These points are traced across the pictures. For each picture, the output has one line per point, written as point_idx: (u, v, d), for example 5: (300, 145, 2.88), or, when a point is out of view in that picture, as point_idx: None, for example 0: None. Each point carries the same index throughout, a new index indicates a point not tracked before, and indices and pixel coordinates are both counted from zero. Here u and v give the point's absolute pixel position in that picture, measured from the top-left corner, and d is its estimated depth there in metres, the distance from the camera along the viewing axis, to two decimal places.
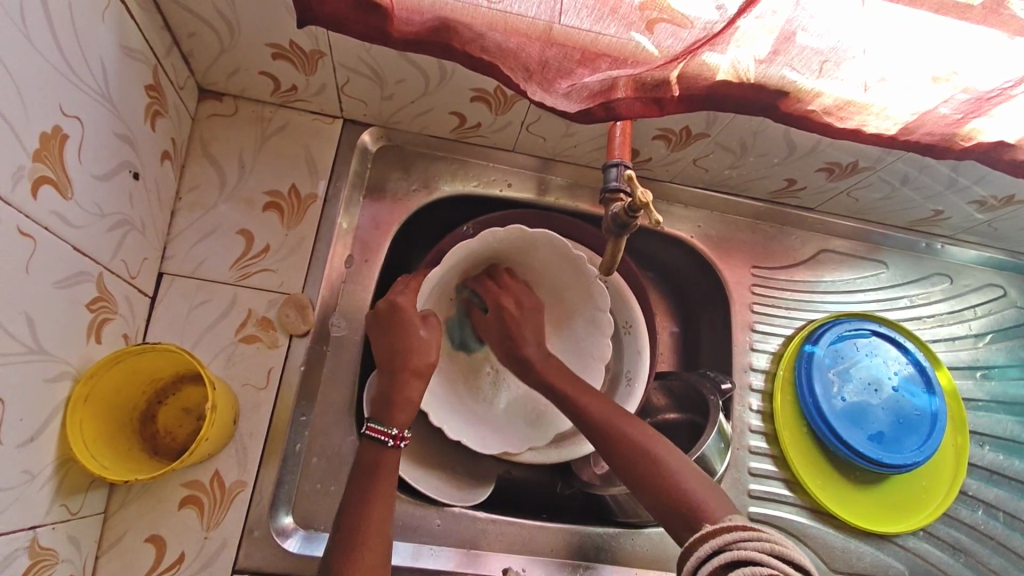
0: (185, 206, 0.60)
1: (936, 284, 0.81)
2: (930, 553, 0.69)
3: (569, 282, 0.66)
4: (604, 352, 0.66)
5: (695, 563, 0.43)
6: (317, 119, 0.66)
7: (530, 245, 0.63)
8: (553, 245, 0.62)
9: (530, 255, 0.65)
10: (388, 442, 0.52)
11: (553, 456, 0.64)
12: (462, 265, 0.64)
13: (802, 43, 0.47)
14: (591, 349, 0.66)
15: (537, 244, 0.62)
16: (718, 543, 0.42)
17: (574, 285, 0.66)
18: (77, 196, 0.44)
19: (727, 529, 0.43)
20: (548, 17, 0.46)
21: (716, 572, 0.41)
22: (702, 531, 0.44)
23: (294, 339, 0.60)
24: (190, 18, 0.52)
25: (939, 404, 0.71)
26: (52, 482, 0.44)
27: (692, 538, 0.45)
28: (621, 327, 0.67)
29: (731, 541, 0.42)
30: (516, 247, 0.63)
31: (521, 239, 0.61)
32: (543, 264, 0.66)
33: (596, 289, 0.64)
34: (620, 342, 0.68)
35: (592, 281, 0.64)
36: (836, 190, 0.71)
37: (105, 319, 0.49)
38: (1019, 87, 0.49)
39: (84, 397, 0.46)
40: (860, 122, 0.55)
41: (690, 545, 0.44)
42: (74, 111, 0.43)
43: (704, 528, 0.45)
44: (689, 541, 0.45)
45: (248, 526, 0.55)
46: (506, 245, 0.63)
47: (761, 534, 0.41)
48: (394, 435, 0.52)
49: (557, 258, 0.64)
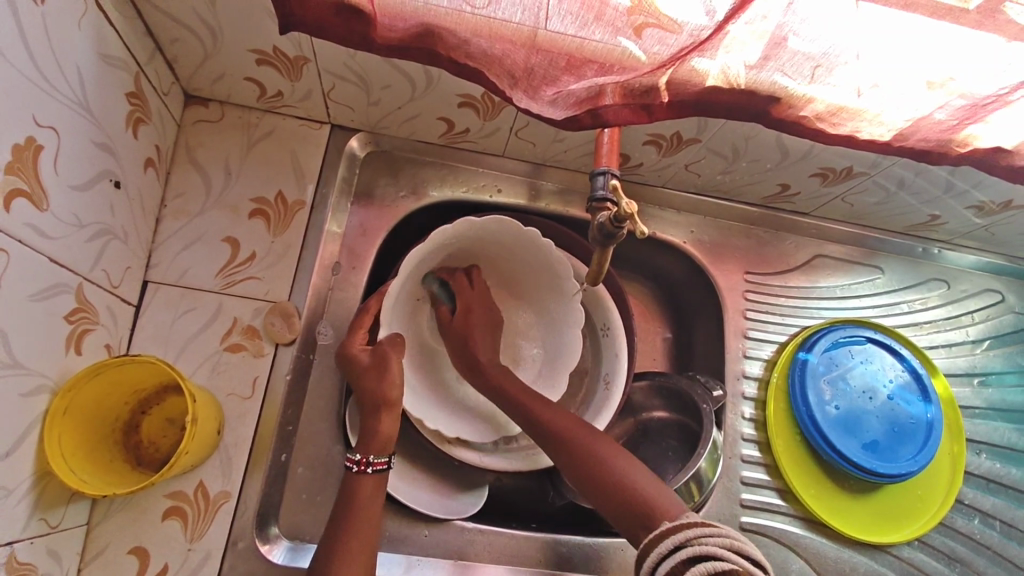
0: (170, 213, 0.59)
1: (933, 289, 0.80)
2: (925, 563, 0.68)
3: (535, 260, 0.64)
4: (576, 316, 0.64)
5: (657, 560, 0.43)
6: (304, 124, 0.66)
7: (488, 235, 0.61)
8: (509, 230, 0.60)
9: (492, 243, 0.63)
10: (353, 468, 0.53)
11: (529, 462, 0.62)
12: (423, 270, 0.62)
13: (792, 48, 0.46)
14: (569, 318, 0.65)
15: (493, 232, 0.61)
16: (680, 538, 0.43)
17: (539, 262, 0.64)
18: (53, 206, 0.44)
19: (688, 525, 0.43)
20: (532, 22, 0.45)
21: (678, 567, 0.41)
22: (661, 528, 0.45)
23: (280, 347, 0.59)
24: (172, 24, 0.51)
25: (934, 412, 0.70)
26: (30, 496, 0.44)
27: (650, 536, 0.45)
28: (599, 329, 0.66)
29: (691, 537, 0.42)
30: (469, 238, 0.61)
31: (474, 231, 0.60)
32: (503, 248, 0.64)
33: (561, 267, 0.62)
34: (598, 344, 0.67)
35: (550, 252, 0.61)
36: (831, 195, 0.70)
37: (86, 330, 0.49)
38: (1015, 93, 0.48)
39: (63, 409, 0.45)
40: (853, 128, 0.54)
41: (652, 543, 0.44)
42: (49, 121, 0.42)
43: (663, 525, 0.45)
44: (647, 540, 0.45)
45: (232, 538, 0.54)
46: (466, 240, 0.62)
47: (720, 530, 0.42)
48: (357, 461, 0.53)
49: (512, 241, 0.62)
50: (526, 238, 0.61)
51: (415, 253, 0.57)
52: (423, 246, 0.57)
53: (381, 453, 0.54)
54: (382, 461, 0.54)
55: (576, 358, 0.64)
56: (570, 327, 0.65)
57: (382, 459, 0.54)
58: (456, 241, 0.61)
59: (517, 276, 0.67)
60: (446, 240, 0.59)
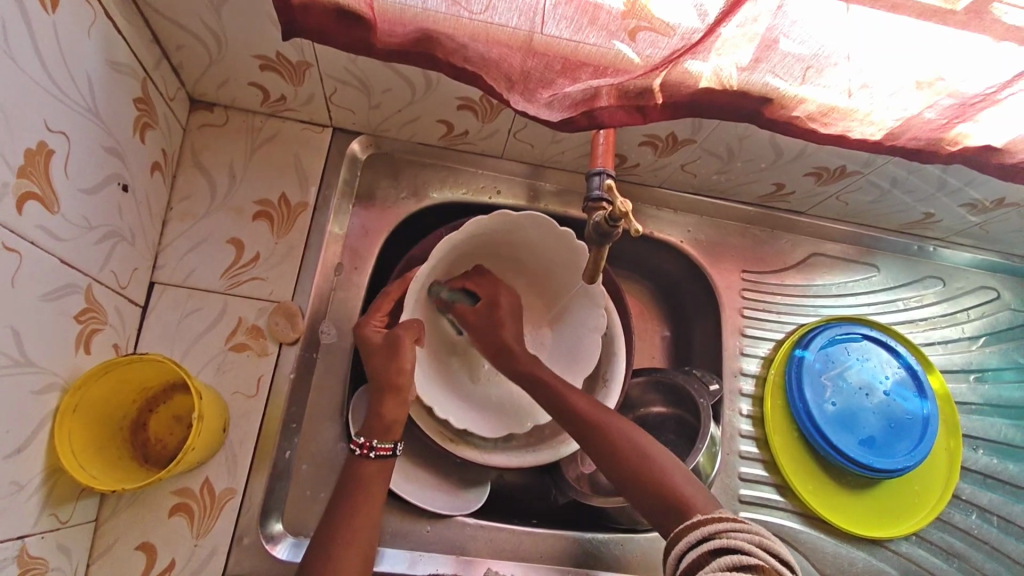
0: (176, 216, 0.61)
1: (929, 287, 0.81)
2: (924, 558, 0.69)
3: (565, 260, 0.63)
4: (598, 321, 0.64)
5: (684, 548, 0.44)
6: (307, 128, 0.67)
7: (522, 230, 0.60)
8: (540, 226, 0.59)
9: (523, 239, 0.63)
10: (355, 450, 0.54)
11: (528, 461, 0.63)
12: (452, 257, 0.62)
13: (783, 50, 0.47)
14: (588, 324, 0.65)
15: (524, 228, 0.60)
16: (709, 531, 0.44)
17: (568, 262, 0.63)
18: (63, 209, 0.45)
19: (716, 519, 0.45)
20: (529, 27, 0.46)
21: (702, 557, 0.43)
22: (693, 522, 0.46)
23: (284, 347, 0.60)
24: (178, 31, 0.53)
25: (930, 408, 0.71)
26: (42, 491, 0.45)
27: (682, 527, 0.46)
28: None
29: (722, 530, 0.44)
30: (502, 232, 0.61)
31: (504, 224, 0.59)
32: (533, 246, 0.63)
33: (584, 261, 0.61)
34: None
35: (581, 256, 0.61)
36: (825, 194, 0.72)
37: (95, 330, 0.50)
38: (1003, 92, 0.49)
39: (73, 407, 0.47)
40: (844, 128, 0.55)
41: (678, 536, 0.46)
42: (59, 126, 0.43)
43: (697, 518, 0.46)
44: (679, 530, 0.46)
45: (238, 534, 0.55)
46: (499, 232, 0.61)
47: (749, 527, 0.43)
48: (360, 444, 0.54)
49: (545, 240, 0.62)
50: (559, 237, 0.60)
51: (452, 236, 0.57)
52: (460, 232, 0.57)
53: (385, 439, 0.54)
54: (386, 446, 0.54)
55: (593, 361, 0.64)
56: (588, 331, 0.65)
57: (387, 445, 0.54)
58: (488, 232, 0.60)
59: (546, 272, 0.66)
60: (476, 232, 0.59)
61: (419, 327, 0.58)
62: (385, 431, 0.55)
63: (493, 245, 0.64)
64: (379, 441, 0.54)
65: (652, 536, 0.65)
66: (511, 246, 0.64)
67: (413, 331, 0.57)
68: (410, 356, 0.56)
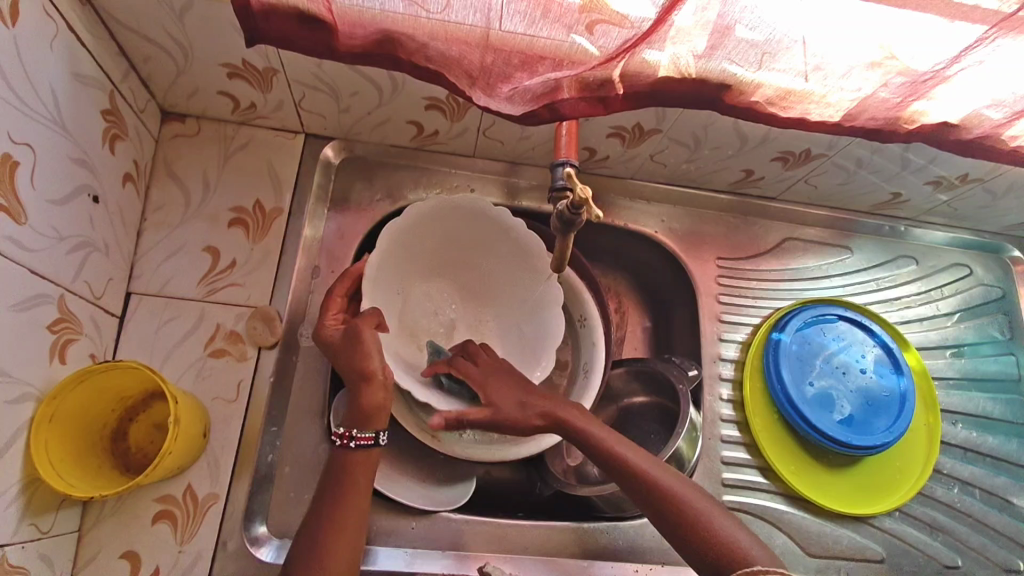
0: (151, 226, 0.61)
1: (903, 266, 0.82)
2: (908, 534, 0.70)
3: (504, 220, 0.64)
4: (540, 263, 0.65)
5: None
6: (279, 134, 0.68)
7: (463, 219, 0.65)
8: (476, 208, 0.64)
9: (463, 226, 0.65)
10: (335, 441, 0.54)
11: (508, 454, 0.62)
12: (402, 257, 0.64)
13: (738, 37, 0.48)
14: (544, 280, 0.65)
15: (466, 214, 0.65)
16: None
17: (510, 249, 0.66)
18: (32, 220, 0.46)
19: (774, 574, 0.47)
20: (484, 24, 0.47)
21: None
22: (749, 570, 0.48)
23: (263, 351, 0.61)
24: (144, 43, 0.53)
25: (907, 384, 0.72)
26: (20, 501, 0.45)
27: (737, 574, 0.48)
28: (576, 320, 0.68)
29: None
30: (441, 226, 0.65)
31: (445, 210, 0.64)
32: (470, 240, 0.67)
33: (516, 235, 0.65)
34: (576, 335, 0.68)
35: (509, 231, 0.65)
36: (794, 178, 0.73)
37: (70, 340, 0.50)
38: (952, 68, 0.50)
39: (50, 416, 0.47)
40: (803, 111, 0.55)
41: None
42: (23, 138, 0.44)
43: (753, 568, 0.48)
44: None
45: (223, 538, 0.55)
46: (434, 231, 0.65)
47: None
48: (340, 434, 0.54)
49: (477, 229, 0.66)
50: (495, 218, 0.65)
51: (395, 222, 0.61)
52: (401, 219, 0.61)
53: (365, 428, 0.54)
54: (366, 436, 0.54)
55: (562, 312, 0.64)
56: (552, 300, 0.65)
57: (366, 435, 0.54)
58: (427, 226, 0.64)
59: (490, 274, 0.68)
60: (420, 216, 0.62)
61: (378, 313, 0.57)
62: (364, 420, 0.54)
63: (438, 241, 0.66)
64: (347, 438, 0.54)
65: (640, 522, 0.66)
66: (453, 243, 0.67)
67: (372, 320, 0.56)
68: (372, 343, 0.54)
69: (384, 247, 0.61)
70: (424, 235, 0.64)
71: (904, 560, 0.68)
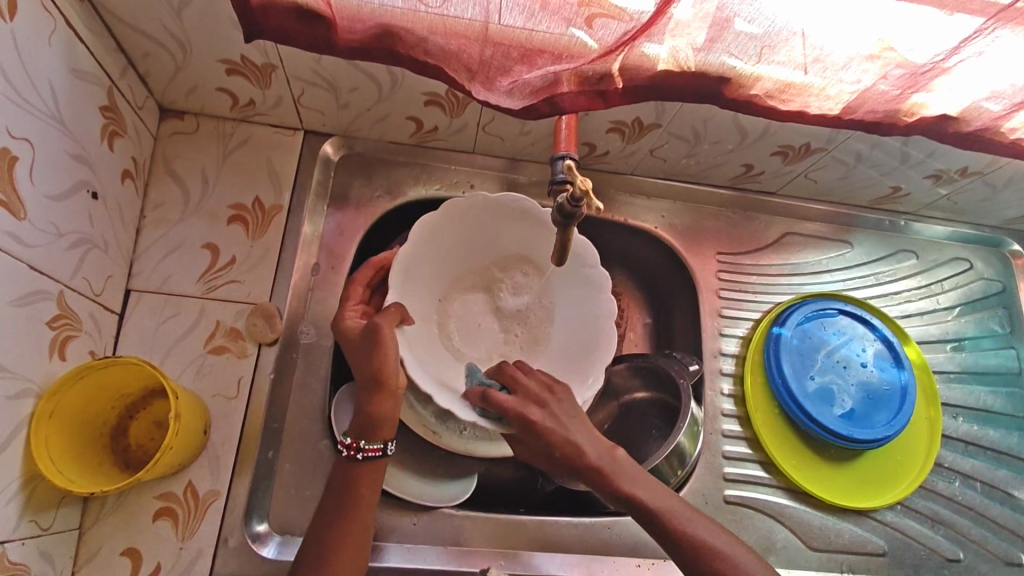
0: (150, 223, 0.61)
1: (903, 261, 0.82)
2: (910, 527, 0.69)
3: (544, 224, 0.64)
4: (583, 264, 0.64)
5: None
6: (278, 131, 0.68)
7: (493, 216, 0.65)
8: (517, 211, 0.64)
9: (502, 229, 0.66)
10: (342, 450, 0.53)
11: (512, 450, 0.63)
12: (437, 258, 0.64)
13: (737, 30, 0.48)
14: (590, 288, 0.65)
15: (505, 216, 0.65)
16: None
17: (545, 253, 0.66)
18: (31, 216, 0.46)
19: None
20: (483, 18, 0.47)
21: None
22: None
23: (264, 347, 0.61)
24: (142, 39, 0.53)
25: (908, 378, 0.72)
26: (20, 497, 0.45)
27: None
28: None
29: None
30: (479, 227, 0.65)
31: (484, 209, 0.64)
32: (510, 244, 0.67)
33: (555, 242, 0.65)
34: None
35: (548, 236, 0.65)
36: (793, 173, 0.73)
37: (69, 337, 0.50)
38: (951, 60, 0.50)
39: (49, 412, 0.47)
40: (802, 103, 0.55)
41: None
42: (22, 133, 0.44)
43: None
44: None
45: (223, 535, 0.55)
46: (472, 230, 0.65)
47: None
48: (346, 444, 0.53)
49: (519, 233, 0.66)
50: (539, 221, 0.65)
51: (431, 215, 0.62)
52: (439, 212, 0.62)
53: (373, 440, 0.54)
54: (374, 448, 0.53)
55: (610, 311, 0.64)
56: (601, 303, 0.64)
57: (375, 445, 0.53)
58: (464, 224, 0.65)
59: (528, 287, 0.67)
60: (458, 212, 0.63)
61: (397, 312, 0.56)
62: (374, 428, 0.54)
63: (476, 241, 0.66)
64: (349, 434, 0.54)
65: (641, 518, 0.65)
66: (491, 245, 0.67)
67: (394, 316, 0.56)
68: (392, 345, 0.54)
69: (418, 240, 0.62)
70: (460, 234, 0.65)
71: (906, 553, 0.68)
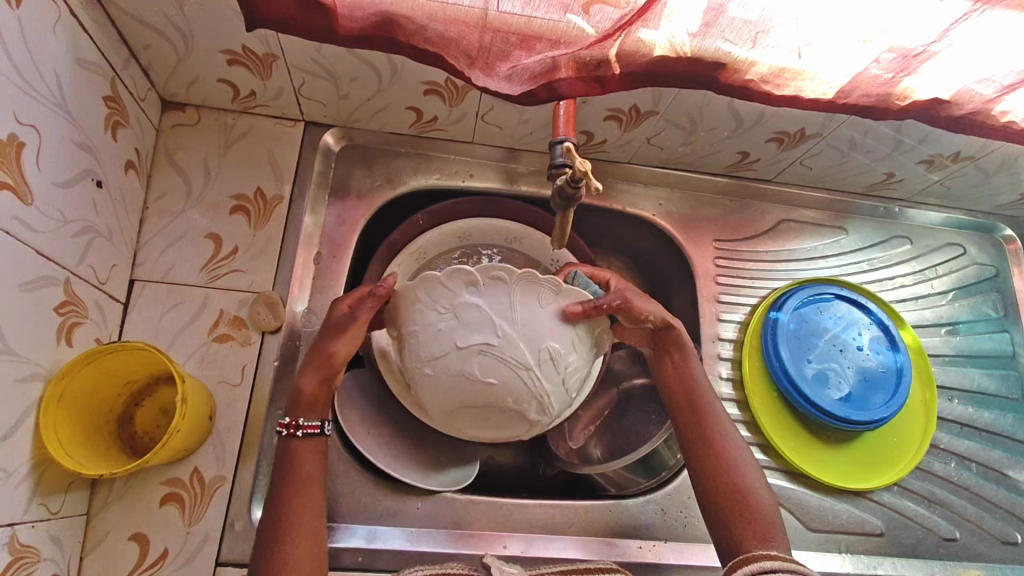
0: (154, 214, 0.62)
1: (897, 246, 0.83)
2: (907, 507, 0.70)
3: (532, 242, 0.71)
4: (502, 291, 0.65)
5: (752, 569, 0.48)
6: (279, 123, 0.68)
7: (483, 240, 0.71)
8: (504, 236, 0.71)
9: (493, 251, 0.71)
10: (281, 431, 0.53)
11: None
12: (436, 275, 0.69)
13: (731, 15, 0.49)
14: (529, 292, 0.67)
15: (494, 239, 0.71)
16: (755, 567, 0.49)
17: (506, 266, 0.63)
18: (38, 203, 0.46)
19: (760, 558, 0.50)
20: (482, 5, 0.48)
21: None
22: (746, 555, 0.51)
23: (267, 336, 0.61)
24: (145, 30, 0.54)
25: (903, 360, 0.73)
26: (29, 481, 0.45)
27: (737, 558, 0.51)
28: None
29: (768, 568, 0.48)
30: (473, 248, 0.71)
31: (473, 232, 0.70)
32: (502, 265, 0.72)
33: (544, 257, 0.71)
34: None
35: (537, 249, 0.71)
36: (789, 159, 0.74)
37: (76, 323, 0.51)
38: (941, 43, 0.51)
39: (58, 397, 0.47)
40: (796, 88, 0.56)
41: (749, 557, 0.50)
42: (29, 120, 0.45)
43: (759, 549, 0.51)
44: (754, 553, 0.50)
45: (229, 520, 0.56)
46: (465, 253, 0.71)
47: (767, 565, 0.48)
48: (286, 424, 0.54)
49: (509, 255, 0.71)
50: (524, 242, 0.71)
51: (424, 238, 0.69)
52: (432, 233, 0.69)
53: (311, 418, 0.54)
54: (313, 425, 0.54)
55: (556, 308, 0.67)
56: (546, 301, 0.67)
57: (313, 424, 0.54)
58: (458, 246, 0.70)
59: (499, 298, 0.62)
60: (450, 235, 0.70)
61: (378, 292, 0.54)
62: (311, 408, 0.55)
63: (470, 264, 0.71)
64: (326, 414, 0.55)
65: (642, 500, 0.66)
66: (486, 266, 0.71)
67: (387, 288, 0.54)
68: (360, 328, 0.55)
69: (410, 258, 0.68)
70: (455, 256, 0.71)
71: (902, 533, 0.69)
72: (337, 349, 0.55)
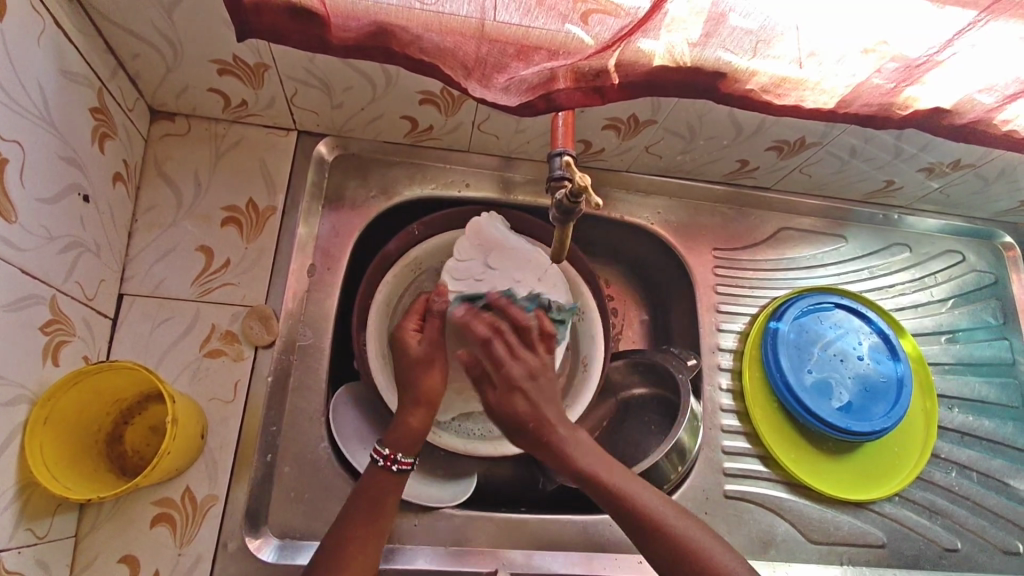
0: (142, 226, 0.60)
1: (897, 254, 0.82)
2: (909, 518, 0.70)
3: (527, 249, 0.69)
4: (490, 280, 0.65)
5: None
6: (271, 133, 0.67)
7: None
8: None
9: None
10: (380, 460, 0.53)
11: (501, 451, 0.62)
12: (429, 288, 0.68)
13: (732, 25, 0.48)
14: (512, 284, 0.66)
15: None
16: None
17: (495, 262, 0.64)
18: (22, 219, 0.45)
19: None
20: (479, 15, 0.47)
21: None
22: None
23: (260, 350, 0.60)
24: (133, 40, 0.53)
25: (904, 369, 0.72)
26: (15, 505, 0.44)
27: None
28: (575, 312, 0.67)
29: None
30: None
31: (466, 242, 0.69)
32: None
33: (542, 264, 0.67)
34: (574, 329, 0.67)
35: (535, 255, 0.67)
36: (788, 167, 0.73)
37: (63, 342, 0.49)
38: (945, 53, 0.50)
39: (43, 419, 0.46)
40: (798, 98, 0.56)
41: None
42: (12, 135, 0.43)
43: None
44: None
45: (223, 540, 0.54)
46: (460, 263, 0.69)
47: None
48: (385, 455, 0.53)
49: None
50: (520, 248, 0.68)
51: (417, 249, 0.67)
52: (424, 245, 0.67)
53: (408, 453, 0.54)
54: (408, 461, 0.54)
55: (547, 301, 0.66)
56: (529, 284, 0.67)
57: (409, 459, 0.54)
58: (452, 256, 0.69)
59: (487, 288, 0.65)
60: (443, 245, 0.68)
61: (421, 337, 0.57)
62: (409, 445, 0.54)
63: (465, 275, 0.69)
64: (390, 444, 0.54)
65: None
66: None
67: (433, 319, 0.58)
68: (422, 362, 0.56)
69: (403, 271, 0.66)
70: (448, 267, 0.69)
71: (904, 544, 0.69)
72: (430, 381, 0.56)
